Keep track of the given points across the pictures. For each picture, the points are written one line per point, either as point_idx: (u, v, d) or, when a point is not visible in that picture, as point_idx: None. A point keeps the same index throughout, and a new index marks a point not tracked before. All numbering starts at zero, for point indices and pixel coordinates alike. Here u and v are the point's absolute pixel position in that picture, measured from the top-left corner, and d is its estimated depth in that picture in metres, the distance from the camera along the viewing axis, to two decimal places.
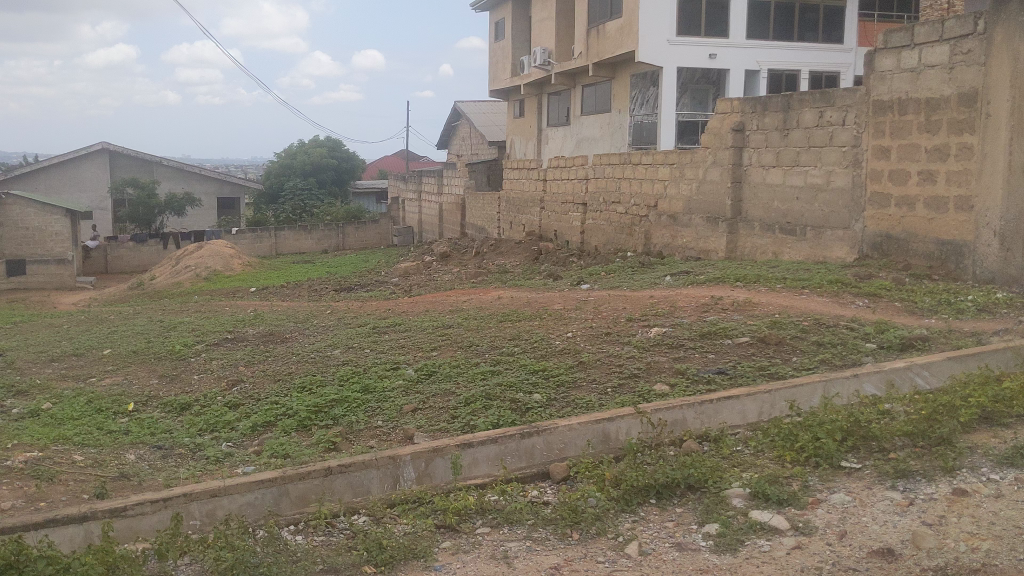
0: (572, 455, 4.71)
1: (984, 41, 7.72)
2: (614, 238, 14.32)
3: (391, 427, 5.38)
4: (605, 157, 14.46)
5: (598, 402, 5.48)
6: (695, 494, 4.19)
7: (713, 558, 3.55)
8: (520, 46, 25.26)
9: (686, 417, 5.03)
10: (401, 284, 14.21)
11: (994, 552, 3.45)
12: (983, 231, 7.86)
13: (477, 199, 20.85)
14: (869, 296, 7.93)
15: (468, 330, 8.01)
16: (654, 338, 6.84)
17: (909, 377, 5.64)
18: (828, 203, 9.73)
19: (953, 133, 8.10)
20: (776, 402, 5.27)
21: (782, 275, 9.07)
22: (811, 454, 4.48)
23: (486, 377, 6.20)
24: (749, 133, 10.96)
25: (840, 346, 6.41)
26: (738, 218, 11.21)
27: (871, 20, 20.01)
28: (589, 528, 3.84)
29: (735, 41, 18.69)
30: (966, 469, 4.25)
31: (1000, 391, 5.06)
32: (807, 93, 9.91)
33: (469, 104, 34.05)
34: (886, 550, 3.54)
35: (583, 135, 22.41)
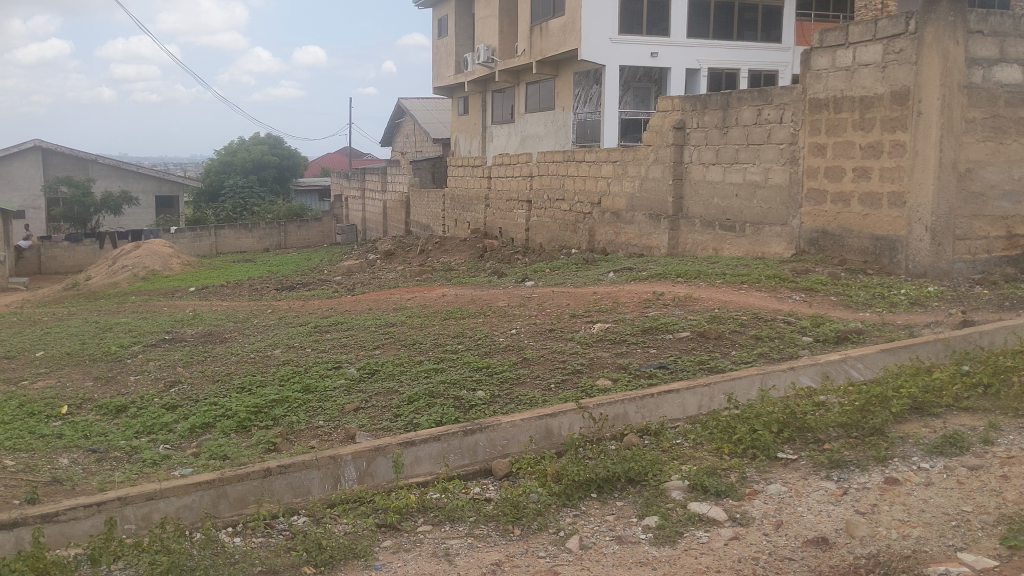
0: (514, 451, 4.73)
1: (915, 41, 7.90)
2: (558, 236, 14.40)
3: (333, 427, 5.34)
4: (548, 154, 14.52)
5: (542, 398, 5.50)
6: (635, 487, 4.24)
7: (653, 551, 3.59)
8: (463, 43, 25.24)
9: (628, 411, 5.07)
10: (345, 282, 13.95)
11: (924, 539, 3.56)
12: (915, 226, 8.05)
13: (421, 197, 20.81)
14: (806, 290, 8.09)
15: (411, 328, 7.98)
16: (597, 334, 6.88)
17: (844, 369, 5.77)
18: (765, 200, 9.90)
19: (887, 130, 8.27)
20: (715, 394, 5.34)
21: (722, 270, 9.21)
22: (748, 446, 4.55)
23: (430, 374, 6.19)
24: (690, 131, 11.08)
25: (777, 340, 6.52)
26: (680, 215, 11.38)
27: (808, 19, 20.40)
28: (530, 524, 3.86)
29: (675, 40, 18.90)
30: (898, 458, 4.36)
31: (930, 381, 5.21)
32: (745, 92, 10.06)
33: (413, 101, 33.86)
34: (820, 539, 3.62)
35: (527, 133, 22.49)
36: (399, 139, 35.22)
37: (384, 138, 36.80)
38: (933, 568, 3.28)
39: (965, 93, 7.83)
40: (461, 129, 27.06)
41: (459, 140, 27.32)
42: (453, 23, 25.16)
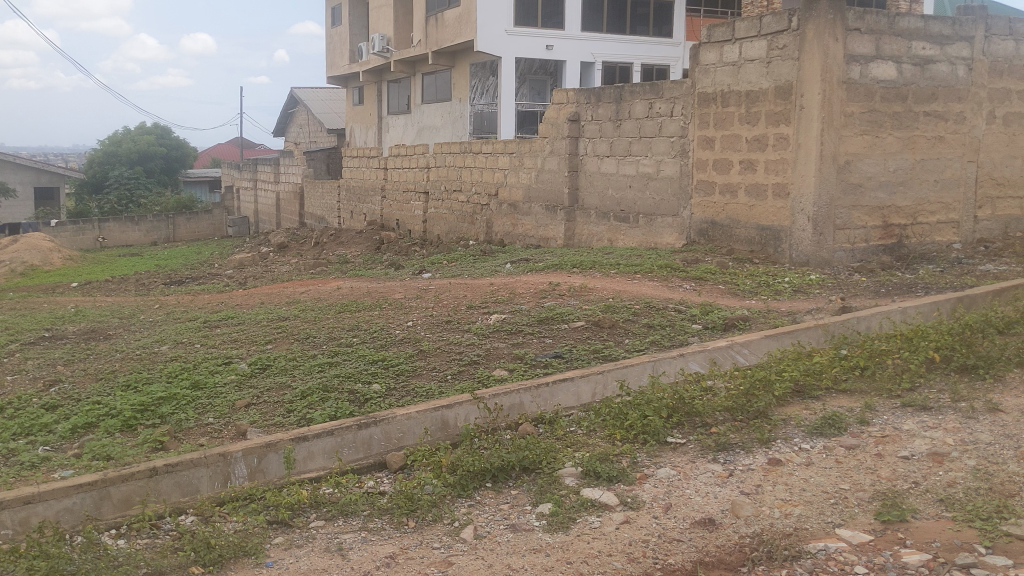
0: (410, 444, 4.71)
1: (797, 37, 8.17)
2: (455, 227, 14.39)
3: (223, 423, 5.22)
4: (445, 145, 14.50)
5: (438, 390, 5.50)
6: (529, 475, 4.29)
7: (545, 537, 3.64)
8: (357, 33, 24.93)
9: (523, 401, 5.11)
10: (236, 276, 13.69)
11: (804, 517, 3.72)
12: (798, 217, 8.35)
13: (315, 188, 20.50)
14: (696, 279, 8.30)
15: (305, 323, 7.84)
16: (493, 325, 6.92)
17: (730, 355, 5.95)
18: (657, 191, 10.13)
19: (771, 124, 8.56)
20: (608, 382, 5.44)
21: (616, 261, 9.37)
22: (639, 431, 4.64)
23: (323, 368, 6.11)
24: (584, 123, 11.22)
25: (669, 328, 6.68)
26: (576, 206, 11.53)
27: (698, 14, 20.92)
28: (425, 516, 3.86)
29: (570, 33, 19.07)
30: (780, 440, 4.53)
31: (811, 365, 5.43)
32: (637, 85, 10.25)
33: (306, 90, 33.19)
34: (707, 520, 3.72)
35: (423, 124, 22.40)
36: (292, 129, 34.57)
37: (276, 128, 35.98)
38: (813, 545, 3.46)
39: (844, 88, 8.14)
40: (357, 119, 26.74)
41: (355, 130, 27.00)
42: (347, 12, 24.81)
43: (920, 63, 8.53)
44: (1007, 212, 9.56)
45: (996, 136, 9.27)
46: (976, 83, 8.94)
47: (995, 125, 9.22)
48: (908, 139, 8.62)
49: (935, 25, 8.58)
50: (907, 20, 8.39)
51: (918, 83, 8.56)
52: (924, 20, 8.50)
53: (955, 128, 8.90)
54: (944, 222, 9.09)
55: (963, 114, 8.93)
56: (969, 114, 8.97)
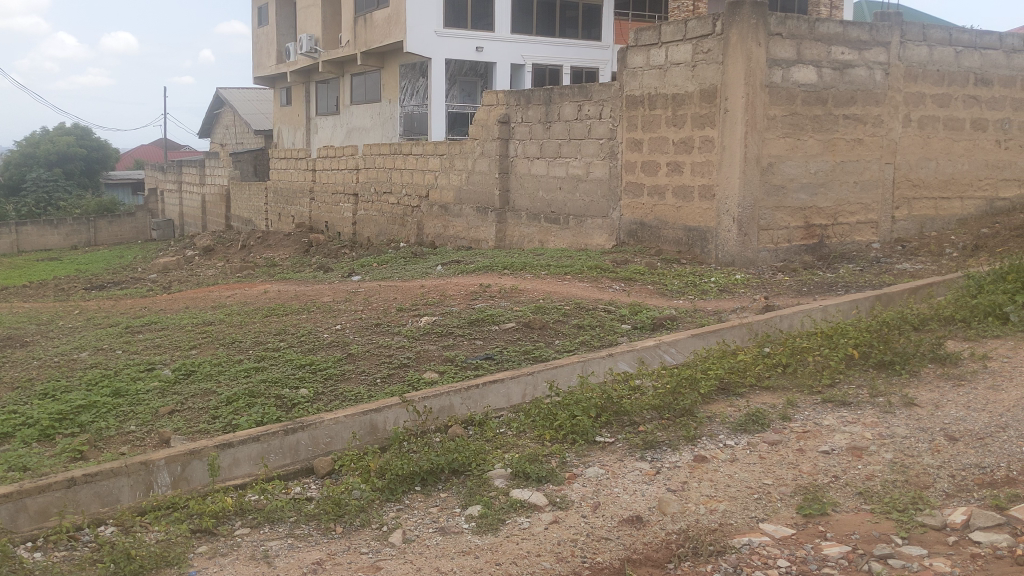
0: (338, 448, 4.66)
1: (721, 41, 8.33)
2: (385, 229, 14.30)
3: (146, 431, 5.10)
4: (374, 146, 14.42)
5: (367, 393, 5.46)
6: (459, 478, 4.29)
7: (475, 539, 3.64)
8: (284, 33, 24.62)
9: (453, 402, 5.11)
10: (160, 280, 13.41)
11: (729, 512, 3.79)
12: (724, 218, 8.50)
13: (242, 190, 20.18)
14: (625, 280, 8.39)
15: (231, 327, 7.71)
16: (424, 327, 6.89)
17: (658, 354, 6.03)
18: (587, 192, 10.21)
19: (697, 126, 8.70)
20: (538, 383, 5.47)
21: (546, 262, 9.42)
22: (568, 431, 4.68)
23: (250, 374, 6.01)
24: (514, 125, 11.26)
25: (598, 328, 6.74)
26: (506, 208, 11.57)
27: (625, 18, 21.12)
28: (353, 521, 3.83)
29: (499, 36, 19.10)
30: (706, 437, 4.61)
31: (735, 363, 5.53)
32: (566, 87, 10.33)
33: (232, 90, 32.59)
34: (635, 517, 3.77)
35: (353, 125, 22.24)
36: (218, 130, 33.96)
37: (201, 129, 35.27)
38: (737, 540, 3.53)
39: (767, 92, 8.31)
40: (284, 120, 26.39)
41: (282, 131, 26.64)
42: (274, 12, 24.49)
43: (839, 67, 8.75)
44: (922, 212, 9.85)
45: (912, 139, 9.54)
46: (892, 87, 9.21)
47: (911, 128, 9.49)
48: (828, 141, 8.83)
49: (853, 30, 8.81)
50: (827, 25, 8.60)
51: (838, 86, 8.78)
52: (843, 25, 8.72)
53: (873, 131, 9.16)
54: (864, 222, 9.33)
55: (880, 117, 9.19)
56: (886, 117, 9.23)
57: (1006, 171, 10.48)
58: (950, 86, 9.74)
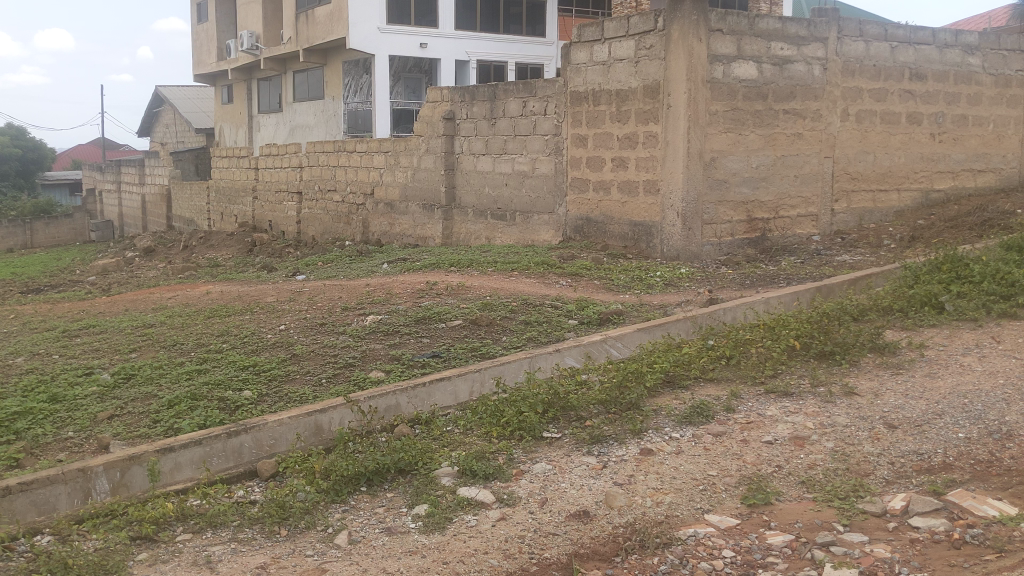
0: (282, 450, 4.60)
1: (663, 37, 8.39)
2: (330, 228, 14.17)
3: (84, 437, 4.97)
4: (318, 144, 14.28)
5: (312, 394, 5.39)
6: (405, 477, 4.26)
7: (422, 539, 3.61)
8: (224, 29, 24.25)
9: (399, 402, 5.06)
10: (99, 282, 13.12)
11: (675, 504, 3.82)
12: (668, 212, 8.56)
13: (182, 189, 19.84)
14: (572, 275, 8.41)
15: (172, 329, 7.57)
16: (370, 326, 6.83)
17: (604, 349, 6.06)
18: (533, 188, 10.22)
19: (641, 122, 8.76)
20: (485, 380, 5.45)
21: (493, 259, 9.41)
22: (515, 428, 4.67)
23: (191, 376, 5.90)
24: (459, 121, 11.23)
25: (546, 324, 6.75)
26: (452, 205, 11.53)
27: (569, 15, 21.18)
28: (298, 523, 3.78)
29: (443, 32, 19.03)
30: (652, 430, 4.63)
31: (680, 356, 5.57)
32: (511, 84, 10.33)
33: (170, 88, 31.98)
34: (582, 512, 3.77)
35: (296, 122, 21.99)
36: (158, 129, 33.37)
37: (140, 128, 34.60)
38: (683, 531, 3.55)
39: (709, 87, 8.39)
40: (226, 118, 26.00)
41: (224, 130, 26.25)
42: (213, 8, 24.11)
43: (778, 63, 8.87)
44: (861, 205, 10.02)
45: (850, 133, 9.70)
46: (830, 82, 9.36)
47: (849, 122, 9.66)
48: (769, 136, 8.94)
49: (792, 26, 8.94)
50: (766, 21, 8.71)
51: (777, 82, 8.90)
52: (781, 22, 8.84)
53: (812, 125, 9.30)
54: (804, 216, 9.48)
55: (819, 111, 9.33)
56: (825, 112, 9.38)
57: (941, 163, 10.68)
58: (885, 81, 9.92)
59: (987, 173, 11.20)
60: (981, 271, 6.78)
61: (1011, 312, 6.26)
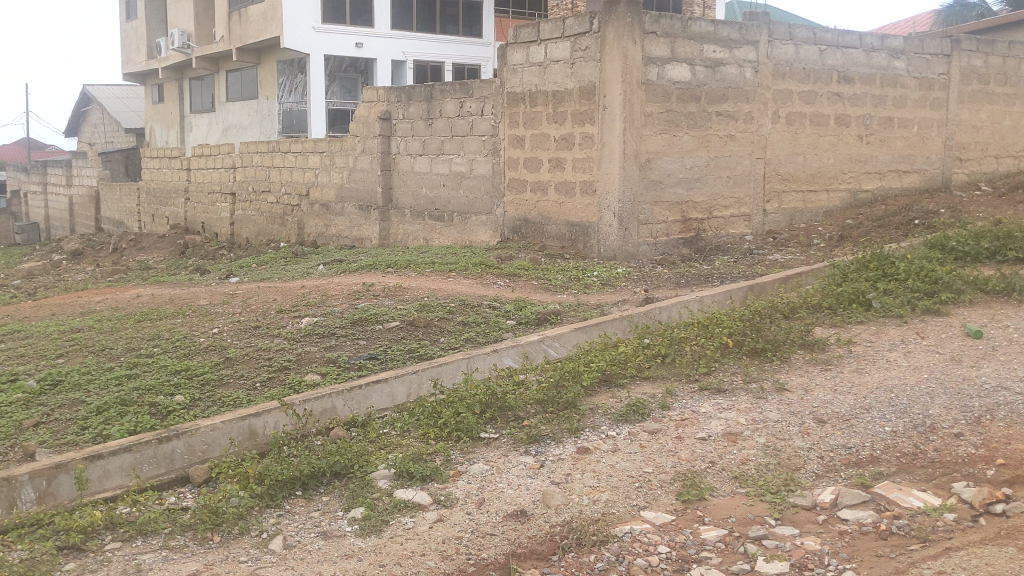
0: (215, 456, 4.52)
1: (598, 39, 8.46)
2: (265, 229, 13.98)
3: (9, 446, 4.82)
4: (251, 144, 14.09)
5: (246, 398, 5.31)
6: (341, 481, 4.22)
7: (358, 542, 3.59)
8: (155, 27, 23.78)
9: (335, 404, 5.01)
10: (24, 286, 12.74)
11: (611, 502, 3.85)
12: (605, 213, 8.63)
13: (112, 191, 19.39)
14: (509, 276, 8.43)
15: (101, 333, 7.39)
16: (305, 328, 6.76)
17: (542, 348, 6.08)
18: (470, 189, 10.22)
19: (577, 123, 8.82)
20: (422, 381, 5.43)
21: (430, 260, 9.38)
22: (452, 429, 4.66)
23: (121, 382, 5.76)
24: (395, 122, 11.19)
25: (483, 325, 6.76)
26: (389, 206, 11.47)
27: (505, 16, 21.14)
28: (230, 529, 3.72)
29: (379, 32, 18.91)
30: (589, 428, 4.66)
31: (617, 355, 5.62)
32: (447, 84, 10.32)
33: (98, 87, 31.22)
34: (519, 512, 3.78)
35: (229, 122, 21.67)
36: (86, 129, 32.54)
37: (67, 128, 33.72)
38: (619, 529, 3.58)
39: (643, 89, 8.49)
40: (156, 118, 25.50)
41: (154, 130, 25.72)
42: (143, 6, 23.61)
43: (711, 65, 9.00)
44: (792, 205, 10.23)
45: (780, 134, 9.89)
46: (761, 84, 9.53)
47: (779, 124, 9.85)
48: (702, 137, 9.08)
49: (723, 29, 9.09)
50: (699, 24, 8.84)
51: (710, 84, 9.04)
52: (714, 25, 8.98)
53: (744, 127, 9.46)
54: (737, 216, 9.64)
55: (751, 114, 9.50)
56: (756, 114, 9.55)
57: (868, 164, 10.95)
58: (814, 83, 10.13)
59: (912, 173, 11.52)
60: (905, 270, 6.98)
61: (933, 308, 6.45)
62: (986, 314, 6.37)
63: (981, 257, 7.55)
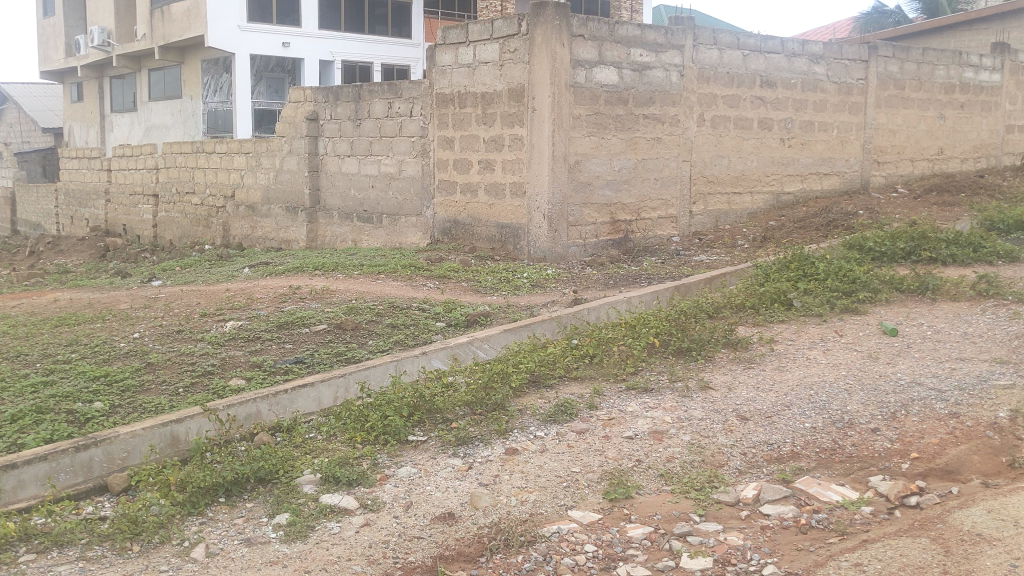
0: (135, 463, 4.41)
1: (527, 41, 8.49)
2: (189, 231, 13.69)
3: None
4: (175, 145, 13.80)
5: (169, 404, 5.19)
6: (265, 486, 4.15)
7: (282, 548, 3.54)
8: (74, 24, 23.14)
9: (259, 409, 4.93)
10: None
11: (539, 502, 3.87)
12: (534, 214, 8.65)
13: (28, 192, 18.80)
14: (439, 278, 8.40)
15: (16, 339, 7.14)
16: (229, 332, 6.64)
17: (471, 350, 6.07)
18: (399, 191, 10.17)
19: (506, 125, 8.83)
20: (349, 385, 5.38)
21: (359, 262, 9.30)
22: (379, 432, 4.62)
23: (37, 389, 5.57)
24: (323, 122, 11.08)
25: (412, 327, 6.72)
26: (317, 208, 11.35)
27: (435, 17, 21.09)
28: (151, 538, 3.63)
29: (306, 32, 18.69)
30: (517, 429, 4.68)
31: (545, 356, 5.65)
32: (376, 85, 10.26)
33: (14, 85, 30.17)
34: (447, 514, 3.77)
35: (151, 122, 21.19)
36: None
37: None
38: (546, 529, 3.60)
39: (571, 92, 8.55)
40: (75, 118, 24.79)
41: (73, 129, 25.01)
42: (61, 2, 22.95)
43: (637, 69, 9.11)
44: (717, 207, 10.41)
45: (706, 137, 10.06)
46: (687, 88, 9.67)
47: (705, 127, 10.01)
48: (630, 140, 9.18)
49: (650, 33, 9.20)
50: (626, 28, 8.93)
51: (637, 87, 9.14)
52: (640, 28, 9.09)
53: (670, 130, 9.59)
54: (664, 218, 9.77)
55: (677, 117, 9.63)
56: (682, 117, 9.69)
57: (791, 167, 11.20)
58: (738, 87, 10.33)
59: (832, 176, 11.82)
60: (825, 270, 7.17)
61: (852, 307, 6.63)
62: (902, 312, 6.57)
63: (897, 257, 7.78)
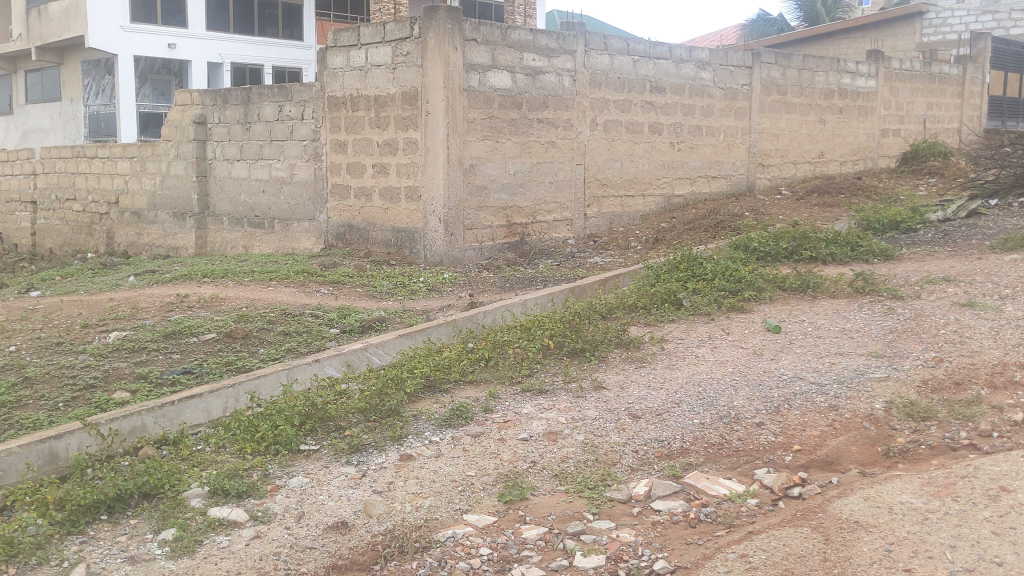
0: (11, 482, 4.21)
1: (420, 45, 8.46)
2: (70, 239, 13.15)
3: None
4: (54, 149, 13.24)
5: (48, 420, 4.98)
6: (150, 502, 4.02)
7: (168, 565, 3.43)
8: None
9: (145, 422, 4.78)
10: None
11: (433, 507, 3.85)
12: (430, 218, 8.62)
13: None
14: (333, 283, 8.30)
15: None
16: (113, 343, 6.40)
17: (365, 356, 6.02)
18: (291, 195, 10.01)
19: (399, 128, 8.78)
20: (239, 395, 5.25)
21: (250, 269, 9.11)
22: (270, 442, 4.52)
23: None
24: (210, 126, 10.81)
25: (306, 334, 6.61)
26: (206, 213, 11.07)
27: (327, 19, 20.76)
28: (27, 560, 3.46)
29: (192, 33, 18.20)
30: (412, 435, 4.65)
31: (440, 360, 5.64)
32: (265, 87, 10.07)
33: None
34: (340, 523, 3.72)
35: (28, 126, 20.27)
36: None
37: None
38: (441, 533, 3.59)
39: (465, 96, 8.55)
40: None
41: None
42: None
43: (530, 73, 9.18)
44: (610, 210, 10.57)
45: (598, 141, 10.22)
46: (580, 92, 9.81)
47: (597, 131, 10.17)
48: (524, 143, 9.24)
49: (542, 38, 9.29)
50: (518, 32, 9.00)
51: (530, 91, 9.22)
52: (533, 33, 9.17)
53: (563, 134, 9.70)
54: (559, 220, 9.87)
55: (570, 121, 9.76)
56: (575, 121, 9.82)
57: (680, 170, 11.48)
58: (628, 92, 10.51)
59: (720, 179, 12.15)
60: (712, 270, 7.37)
61: (738, 306, 6.83)
62: (785, 309, 6.81)
63: (780, 256, 8.05)
